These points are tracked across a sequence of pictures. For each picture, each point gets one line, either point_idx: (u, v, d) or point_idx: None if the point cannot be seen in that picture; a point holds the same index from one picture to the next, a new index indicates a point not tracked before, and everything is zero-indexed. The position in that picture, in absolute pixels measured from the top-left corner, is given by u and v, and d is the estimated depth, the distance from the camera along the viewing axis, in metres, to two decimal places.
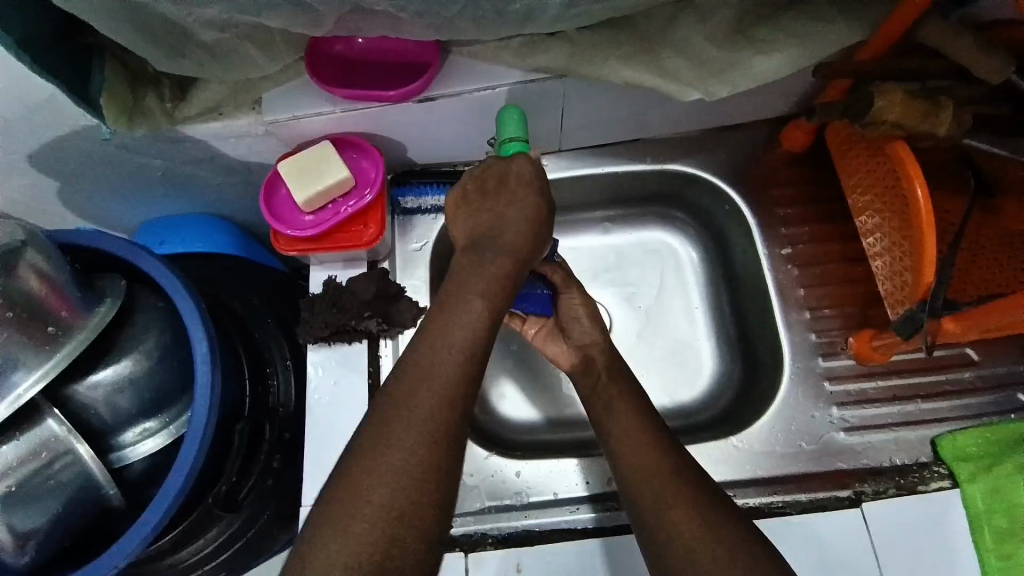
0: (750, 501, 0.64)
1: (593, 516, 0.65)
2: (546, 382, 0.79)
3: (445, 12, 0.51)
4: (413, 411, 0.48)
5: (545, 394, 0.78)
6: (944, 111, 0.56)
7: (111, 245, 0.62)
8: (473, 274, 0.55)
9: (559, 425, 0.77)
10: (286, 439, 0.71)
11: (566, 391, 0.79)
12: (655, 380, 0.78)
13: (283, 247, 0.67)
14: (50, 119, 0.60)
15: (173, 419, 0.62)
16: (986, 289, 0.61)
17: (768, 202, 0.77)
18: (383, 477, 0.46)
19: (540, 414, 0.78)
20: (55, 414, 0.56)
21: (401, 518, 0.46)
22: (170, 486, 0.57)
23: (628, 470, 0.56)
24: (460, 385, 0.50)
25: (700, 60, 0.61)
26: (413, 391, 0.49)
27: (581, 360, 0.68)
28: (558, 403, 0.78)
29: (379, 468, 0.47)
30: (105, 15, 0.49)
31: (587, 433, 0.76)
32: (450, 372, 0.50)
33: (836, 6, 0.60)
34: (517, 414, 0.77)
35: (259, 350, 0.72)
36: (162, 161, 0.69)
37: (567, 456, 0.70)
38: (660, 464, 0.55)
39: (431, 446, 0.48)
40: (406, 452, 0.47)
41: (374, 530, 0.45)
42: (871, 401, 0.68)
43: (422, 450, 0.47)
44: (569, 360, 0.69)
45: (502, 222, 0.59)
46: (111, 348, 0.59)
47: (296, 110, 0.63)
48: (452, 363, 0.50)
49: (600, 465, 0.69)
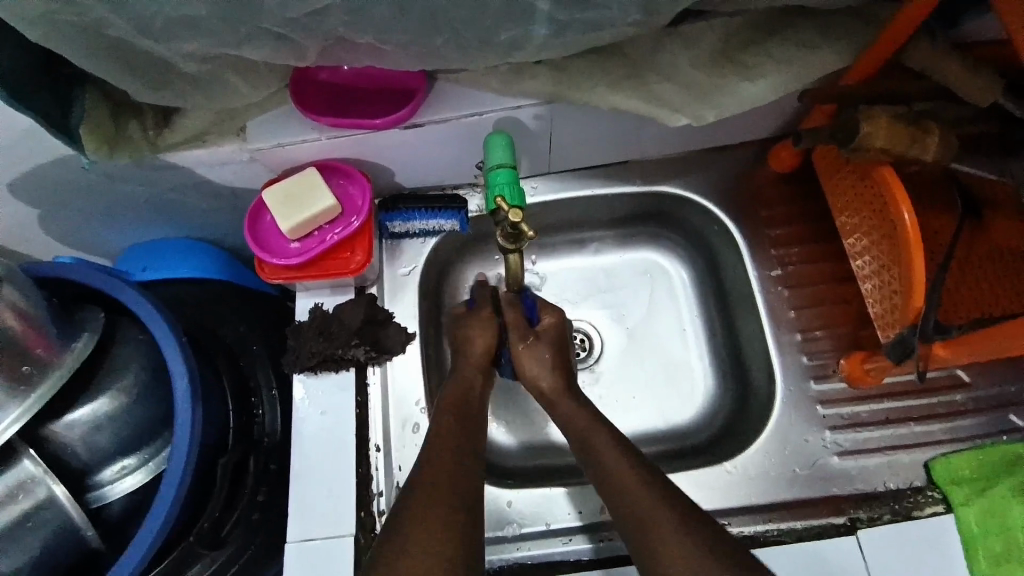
0: (746, 530, 0.64)
1: (590, 546, 0.64)
2: (522, 410, 0.78)
3: (430, 43, 0.51)
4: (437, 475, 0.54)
5: (523, 420, 0.78)
6: (931, 135, 0.55)
7: (93, 278, 0.61)
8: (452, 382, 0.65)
9: (537, 453, 0.76)
10: (273, 469, 0.69)
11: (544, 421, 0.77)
12: (643, 403, 0.77)
13: (268, 275, 0.65)
14: (28, 150, 0.59)
15: (153, 454, 0.61)
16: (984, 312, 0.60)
17: (758, 223, 0.76)
18: (421, 506, 0.50)
19: (514, 440, 0.77)
20: (31, 454, 0.54)
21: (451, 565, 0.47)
22: (150, 526, 0.56)
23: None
24: (466, 456, 0.56)
25: (687, 87, 0.61)
26: (427, 457, 0.56)
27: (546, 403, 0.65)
28: (537, 432, 0.77)
29: (419, 500, 0.51)
30: (84, 51, 0.48)
31: (567, 460, 0.75)
32: (453, 446, 0.57)
33: (820, 32, 0.60)
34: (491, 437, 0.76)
35: (245, 379, 0.71)
36: (146, 188, 0.68)
37: (555, 485, 0.68)
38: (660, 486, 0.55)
39: (453, 500, 0.51)
40: (443, 508, 0.50)
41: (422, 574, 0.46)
42: (864, 425, 0.68)
43: (447, 506, 0.51)
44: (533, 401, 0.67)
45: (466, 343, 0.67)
46: (91, 385, 0.58)
47: (281, 137, 0.62)
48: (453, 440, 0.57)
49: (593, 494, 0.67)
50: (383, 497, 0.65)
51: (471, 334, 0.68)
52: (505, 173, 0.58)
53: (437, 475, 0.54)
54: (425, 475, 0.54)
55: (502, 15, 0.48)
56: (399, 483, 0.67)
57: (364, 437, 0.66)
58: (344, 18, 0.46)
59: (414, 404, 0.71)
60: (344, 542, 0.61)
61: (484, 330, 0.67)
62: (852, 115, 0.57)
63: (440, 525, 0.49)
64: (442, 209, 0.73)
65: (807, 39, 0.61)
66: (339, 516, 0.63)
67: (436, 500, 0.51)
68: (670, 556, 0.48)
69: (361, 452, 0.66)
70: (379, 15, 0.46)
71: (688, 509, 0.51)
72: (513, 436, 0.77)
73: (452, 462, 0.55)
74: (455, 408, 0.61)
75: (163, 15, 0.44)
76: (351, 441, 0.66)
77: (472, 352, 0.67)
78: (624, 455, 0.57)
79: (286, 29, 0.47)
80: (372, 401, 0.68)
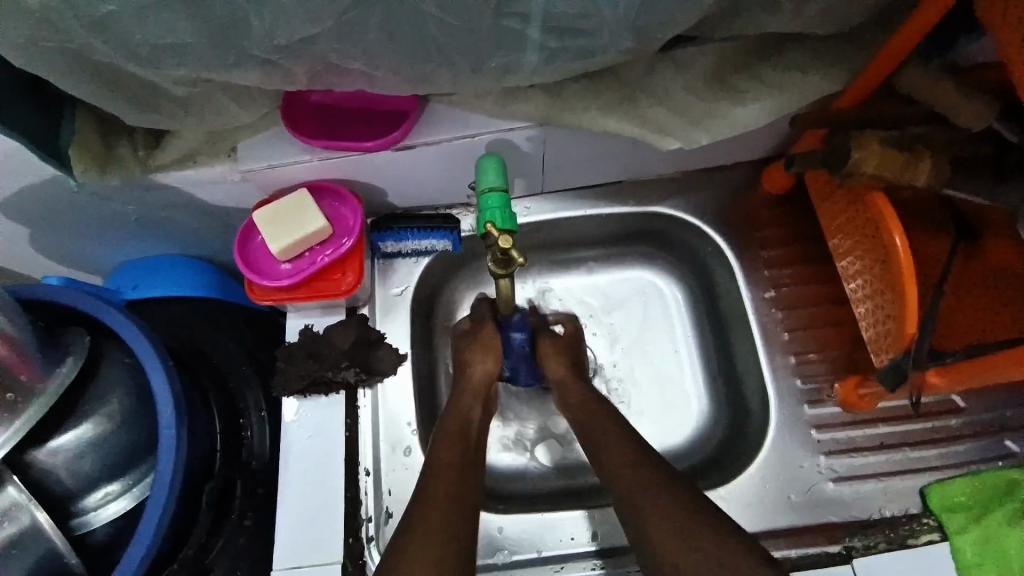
0: (785, 553, 0.62)
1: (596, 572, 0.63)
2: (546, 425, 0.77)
3: (420, 70, 0.51)
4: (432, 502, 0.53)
5: (546, 438, 0.77)
6: (922, 163, 0.55)
7: (80, 299, 0.61)
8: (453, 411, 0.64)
9: (560, 470, 0.75)
10: (260, 493, 0.67)
11: (565, 436, 0.76)
12: (642, 421, 0.77)
13: (258, 297, 0.65)
14: (16, 171, 0.59)
15: (138, 480, 0.60)
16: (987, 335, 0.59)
17: (751, 244, 0.76)
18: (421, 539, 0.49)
19: (543, 460, 0.76)
20: (15, 481, 0.53)
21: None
22: (132, 556, 0.55)
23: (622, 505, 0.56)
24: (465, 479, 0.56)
25: (680, 111, 0.61)
26: (426, 482, 0.55)
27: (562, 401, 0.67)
28: (560, 448, 0.76)
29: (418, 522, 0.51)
30: (73, 77, 0.48)
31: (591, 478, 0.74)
32: (451, 470, 0.56)
33: (810, 59, 0.61)
34: (514, 459, 0.76)
35: (233, 402, 0.70)
36: (136, 207, 0.67)
37: (572, 508, 0.67)
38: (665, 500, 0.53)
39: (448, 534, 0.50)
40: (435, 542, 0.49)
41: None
42: (860, 450, 0.67)
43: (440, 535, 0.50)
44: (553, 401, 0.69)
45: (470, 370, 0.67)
46: (74, 410, 0.57)
47: (272, 158, 0.62)
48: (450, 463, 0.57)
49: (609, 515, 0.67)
50: (372, 522, 0.64)
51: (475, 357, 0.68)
52: (496, 197, 0.57)
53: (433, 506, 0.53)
54: (420, 505, 0.53)
55: (492, 44, 0.48)
56: (389, 509, 0.67)
57: (354, 461, 0.65)
58: (334, 45, 0.46)
59: (405, 425, 0.71)
60: (328, 569, 0.61)
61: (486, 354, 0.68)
62: (843, 142, 0.57)
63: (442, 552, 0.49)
64: (434, 229, 0.73)
65: (798, 65, 0.61)
66: (326, 542, 0.62)
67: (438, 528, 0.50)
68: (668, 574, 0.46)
69: (351, 476, 0.65)
70: (370, 42, 0.46)
71: (688, 509, 0.50)
72: (543, 457, 0.76)
73: (451, 486, 0.55)
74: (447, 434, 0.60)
75: (151, 41, 0.44)
76: (341, 467, 0.64)
77: (473, 376, 0.67)
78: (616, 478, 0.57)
79: (276, 55, 0.47)
80: (363, 424, 0.68)
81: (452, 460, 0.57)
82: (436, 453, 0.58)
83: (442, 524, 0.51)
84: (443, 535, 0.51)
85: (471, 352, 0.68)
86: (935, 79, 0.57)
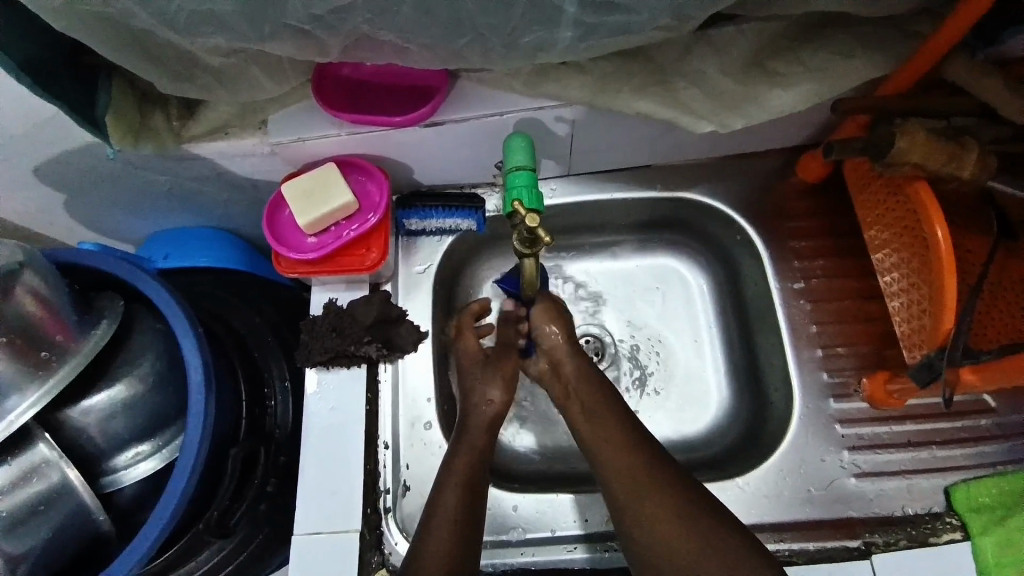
0: (783, 547, 0.62)
1: (587, 556, 0.64)
2: (536, 405, 0.77)
3: (453, 44, 0.50)
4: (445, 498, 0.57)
5: (536, 423, 0.77)
6: (968, 153, 0.53)
7: (113, 265, 0.62)
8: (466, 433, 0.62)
9: (550, 456, 0.75)
10: (282, 462, 0.69)
11: (557, 424, 0.76)
12: (651, 409, 0.76)
13: (284, 270, 0.65)
14: (55, 137, 0.60)
15: (167, 442, 0.62)
16: (1006, 337, 0.58)
17: (781, 233, 0.75)
18: (440, 538, 0.55)
19: (532, 443, 0.76)
20: (46, 438, 0.55)
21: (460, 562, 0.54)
22: (159, 516, 0.56)
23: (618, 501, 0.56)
24: (479, 471, 0.59)
25: (714, 94, 0.60)
26: (444, 482, 0.58)
27: (551, 365, 0.66)
28: (549, 435, 0.76)
29: (437, 525, 0.56)
30: (110, 45, 0.48)
31: (578, 465, 0.74)
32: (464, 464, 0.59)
33: (853, 43, 0.59)
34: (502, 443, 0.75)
35: (258, 371, 0.72)
36: (168, 178, 0.68)
37: (561, 491, 0.68)
38: (669, 492, 0.55)
39: (464, 527, 0.56)
40: (447, 533, 0.55)
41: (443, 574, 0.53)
42: (885, 446, 0.66)
43: (454, 531, 0.55)
44: (538, 365, 0.67)
45: (476, 393, 0.65)
46: (106, 372, 0.59)
47: (302, 132, 0.62)
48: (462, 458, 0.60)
49: (597, 502, 0.67)
50: (390, 494, 0.65)
51: (486, 390, 0.65)
52: (524, 175, 0.57)
53: (449, 512, 0.56)
54: (437, 504, 0.57)
55: (526, 19, 0.47)
56: (407, 481, 0.67)
57: (373, 434, 0.67)
58: (367, 17, 0.46)
59: (425, 401, 0.71)
60: (347, 538, 0.62)
61: (498, 379, 0.66)
62: (886, 130, 0.55)
63: (457, 534, 0.55)
64: (459, 208, 0.73)
65: (841, 49, 0.59)
66: (345, 511, 0.63)
67: (459, 515, 0.56)
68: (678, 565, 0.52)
69: (369, 448, 0.66)
70: (402, 15, 0.46)
71: (694, 508, 0.54)
72: (530, 441, 0.76)
73: (462, 480, 0.58)
74: (478, 431, 0.63)
75: (188, 11, 0.44)
76: (358, 439, 0.65)
77: (487, 411, 0.64)
78: (618, 465, 0.57)
79: (309, 26, 0.46)
80: (382, 398, 0.69)
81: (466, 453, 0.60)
82: (465, 450, 0.60)
83: (450, 536, 0.55)
84: (451, 529, 0.55)
85: (482, 383, 0.65)
86: (986, 66, 0.54)
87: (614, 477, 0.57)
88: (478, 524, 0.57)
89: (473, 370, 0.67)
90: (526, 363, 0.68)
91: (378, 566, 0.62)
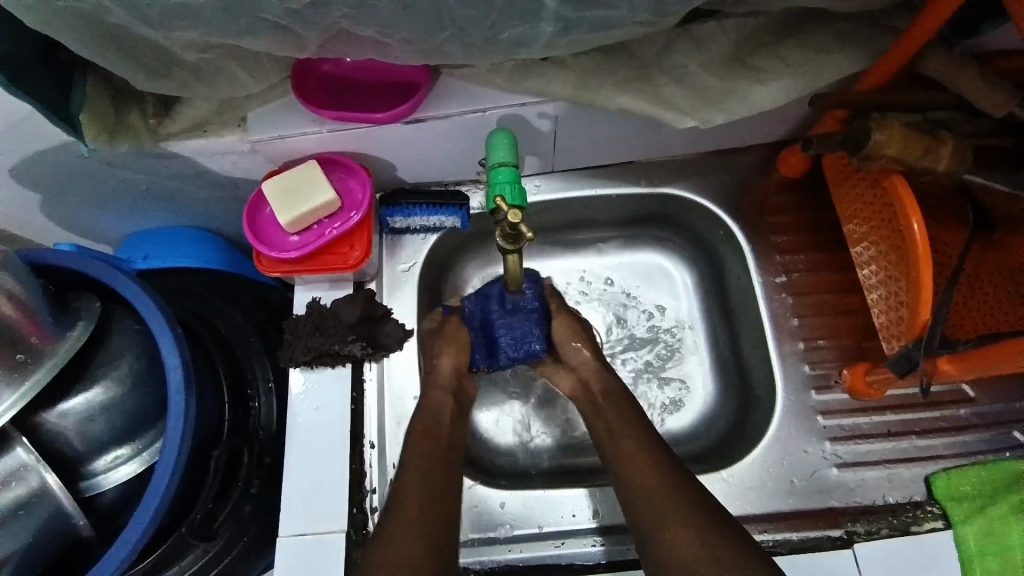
0: (768, 537, 0.63)
1: (599, 549, 0.64)
2: (546, 398, 0.77)
3: (433, 39, 0.50)
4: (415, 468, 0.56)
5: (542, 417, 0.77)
6: (943, 147, 0.54)
7: (89, 265, 0.61)
8: (435, 402, 0.62)
9: (562, 452, 0.75)
10: (267, 463, 0.68)
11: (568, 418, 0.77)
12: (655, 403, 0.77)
13: (267, 268, 0.65)
14: (28, 135, 0.59)
15: (146, 445, 0.61)
16: (981, 328, 0.59)
17: (763, 228, 0.75)
18: (414, 501, 0.53)
19: (541, 438, 0.76)
20: (23, 442, 0.54)
21: (428, 522, 0.52)
22: (139, 519, 0.55)
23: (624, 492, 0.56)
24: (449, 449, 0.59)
25: (695, 89, 0.60)
26: (409, 457, 0.57)
27: (578, 383, 0.66)
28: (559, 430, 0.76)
29: (411, 499, 0.54)
30: (83, 39, 0.48)
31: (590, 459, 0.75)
32: (439, 444, 0.59)
33: (831, 39, 0.59)
34: (511, 439, 0.75)
35: (241, 372, 0.71)
36: (147, 176, 0.67)
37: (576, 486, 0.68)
38: (657, 480, 0.55)
39: (435, 494, 0.55)
40: (421, 499, 0.54)
41: (411, 543, 0.51)
42: (865, 437, 0.67)
43: (429, 502, 0.54)
44: (566, 381, 0.67)
45: (437, 363, 0.65)
46: (84, 374, 0.58)
47: (281, 129, 0.62)
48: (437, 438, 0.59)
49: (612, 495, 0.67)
50: (376, 493, 0.65)
51: (439, 351, 0.65)
52: (507, 171, 0.57)
53: (426, 507, 0.53)
54: (402, 500, 0.54)
55: (507, 13, 0.47)
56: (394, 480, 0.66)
57: (358, 434, 0.66)
58: (346, 12, 0.46)
59: (410, 398, 0.71)
60: (334, 538, 0.61)
61: (450, 344, 0.65)
62: (863, 124, 0.56)
63: (432, 513, 0.53)
64: (443, 205, 0.72)
65: (820, 44, 0.60)
66: (329, 511, 0.62)
67: (434, 494, 0.54)
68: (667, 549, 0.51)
69: (355, 448, 0.65)
70: (381, 9, 0.45)
71: (694, 493, 0.54)
72: (545, 436, 0.76)
73: (434, 459, 0.58)
74: (439, 391, 0.63)
75: (162, 5, 0.44)
76: (343, 438, 0.65)
77: (441, 371, 0.64)
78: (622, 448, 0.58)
79: (285, 20, 0.46)
80: (367, 396, 0.68)
81: (435, 429, 0.60)
82: (427, 411, 0.61)
83: (422, 545, 0.51)
84: (433, 502, 0.54)
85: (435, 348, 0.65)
86: (961, 60, 0.55)
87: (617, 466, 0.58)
88: (452, 530, 0.54)
89: (430, 339, 0.66)
90: (553, 376, 0.68)
91: None
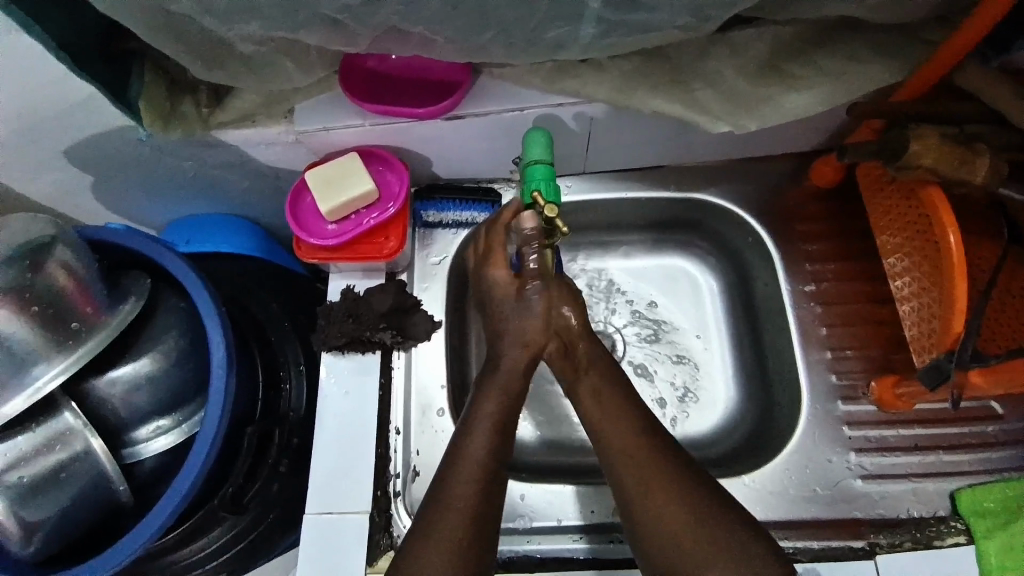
0: (794, 544, 0.62)
1: (585, 547, 0.64)
2: (545, 394, 0.78)
3: (478, 38, 0.52)
4: (465, 466, 0.55)
5: (547, 421, 0.77)
6: (980, 159, 0.54)
7: (139, 243, 0.64)
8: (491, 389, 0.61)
9: (555, 449, 0.76)
10: (295, 444, 0.71)
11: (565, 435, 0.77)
12: (671, 411, 0.76)
13: (305, 255, 0.67)
14: (89, 121, 0.61)
15: (186, 418, 0.63)
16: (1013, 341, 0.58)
17: (792, 236, 0.75)
18: (454, 495, 0.54)
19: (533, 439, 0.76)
20: (72, 407, 0.57)
21: (476, 518, 0.53)
22: (176, 489, 0.57)
23: (625, 502, 0.55)
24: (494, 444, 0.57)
25: (730, 95, 0.61)
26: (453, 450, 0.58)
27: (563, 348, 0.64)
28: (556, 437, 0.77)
29: (450, 486, 0.54)
30: (148, 28, 0.50)
31: (587, 459, 0.75)
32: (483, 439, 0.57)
33: (867, 51, 0.60)
34: None
35: (274, 355, 0.74)
36: (193, 163, 0.70)
37: (564, 483, 0.69)
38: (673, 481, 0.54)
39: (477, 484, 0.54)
40: (462, 495, 0.54)
41: (457, 536, 0.52)
42: (891, 450, 0.66)
43: (467, 501, 0.54)
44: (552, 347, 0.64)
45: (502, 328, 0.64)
46: (130, 347, 0.61)
47: (327, 121, 0.64)
48: (483, 434, 0.58)
49: (606, 495, 0.68)
50: (400, 478, 0.67)
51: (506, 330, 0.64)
52: (542, 169, 0.59)
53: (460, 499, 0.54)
54: (448, 495, 0.54)
55: (549, 15, 0.49)
56: (417, 467, 0.69)
57: (385, 419, 0.68)
58: (397, 9, 0.47)
59: (437, 388, 0.73)
60: (358, 519, 0.63)
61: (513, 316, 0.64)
62: (899, 135, 0.56)
63: (477, 513, 0.53)
64: (477, 201, 0.75)
65: (857, 55, 0.60)
66: (353, 494, 0.64)
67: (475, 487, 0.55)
68: (689, 553, 0.51)
69: (381, 434, 0.67)
70: (431, 7, 0.47)
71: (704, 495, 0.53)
72: (533, 428, 0.77)
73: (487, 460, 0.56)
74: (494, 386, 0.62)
75: None
76: (372, 424, 0.67)
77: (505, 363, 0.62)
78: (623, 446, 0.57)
79: (341, 16, 0.48)
80: (395, 383, 0.70)
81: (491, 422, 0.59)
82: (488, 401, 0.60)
83: (463, 537, 0.52)
84: (480, 489, 0.54)
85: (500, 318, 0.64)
86: (998, 75, 0.55)
87: (624, 470, 0.55)
88: (494, 529, 0.54)
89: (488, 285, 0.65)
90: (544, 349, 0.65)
91: (388, 548, 0.63)
